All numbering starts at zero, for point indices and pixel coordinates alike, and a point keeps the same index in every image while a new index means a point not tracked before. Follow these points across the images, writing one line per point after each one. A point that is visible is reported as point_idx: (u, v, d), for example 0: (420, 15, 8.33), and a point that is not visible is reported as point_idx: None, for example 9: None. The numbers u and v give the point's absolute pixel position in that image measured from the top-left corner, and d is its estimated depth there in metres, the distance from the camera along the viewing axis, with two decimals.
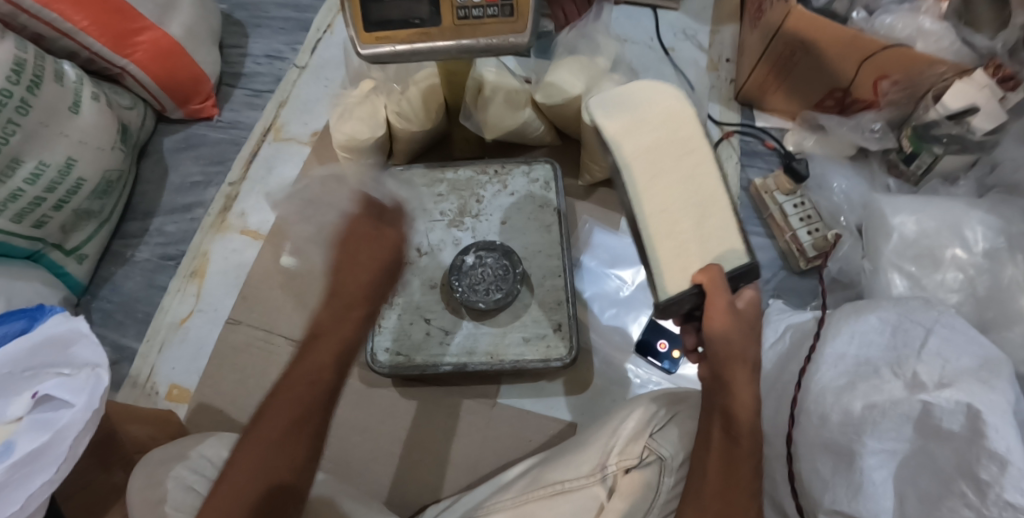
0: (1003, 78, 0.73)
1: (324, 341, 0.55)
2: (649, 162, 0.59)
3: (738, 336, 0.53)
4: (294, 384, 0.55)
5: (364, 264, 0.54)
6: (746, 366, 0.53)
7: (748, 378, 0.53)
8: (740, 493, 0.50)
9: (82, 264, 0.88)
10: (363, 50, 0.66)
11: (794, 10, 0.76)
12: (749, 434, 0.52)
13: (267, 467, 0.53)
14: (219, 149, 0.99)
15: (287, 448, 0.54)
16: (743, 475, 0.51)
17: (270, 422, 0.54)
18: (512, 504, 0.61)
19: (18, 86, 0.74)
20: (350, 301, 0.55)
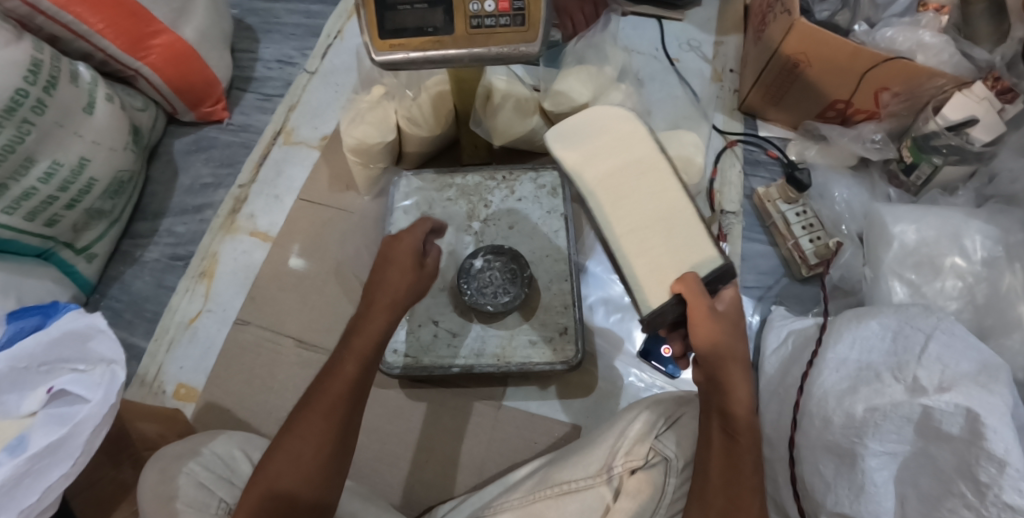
0: (1001, 90, 0.75)
1: (355, 337, 0.58)
2: (613, 185, 0.63)
3: (725, 338, 0.54)
4: (325, 380, 0.57)
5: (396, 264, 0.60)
6: (739, 364, 0.55)
7: (742, 375, 0.55)
8: (745, 490, 0.50)
9: (91, 263, 0.89)
10: (377, 57, 0.67)
11: (797, 24, 0.77)
12: (749, 430, 0.53)
13: (296, 460, 0.54)
14: (229, 152, 1.00)
15: (311, 440, 0.55)
16: (743, 471, 0.51)
17: (301, 415, 0.56)
18: (520, 504, 0.62)
19: (35, 86, 0.76)
20: (381, 299, 0.59)
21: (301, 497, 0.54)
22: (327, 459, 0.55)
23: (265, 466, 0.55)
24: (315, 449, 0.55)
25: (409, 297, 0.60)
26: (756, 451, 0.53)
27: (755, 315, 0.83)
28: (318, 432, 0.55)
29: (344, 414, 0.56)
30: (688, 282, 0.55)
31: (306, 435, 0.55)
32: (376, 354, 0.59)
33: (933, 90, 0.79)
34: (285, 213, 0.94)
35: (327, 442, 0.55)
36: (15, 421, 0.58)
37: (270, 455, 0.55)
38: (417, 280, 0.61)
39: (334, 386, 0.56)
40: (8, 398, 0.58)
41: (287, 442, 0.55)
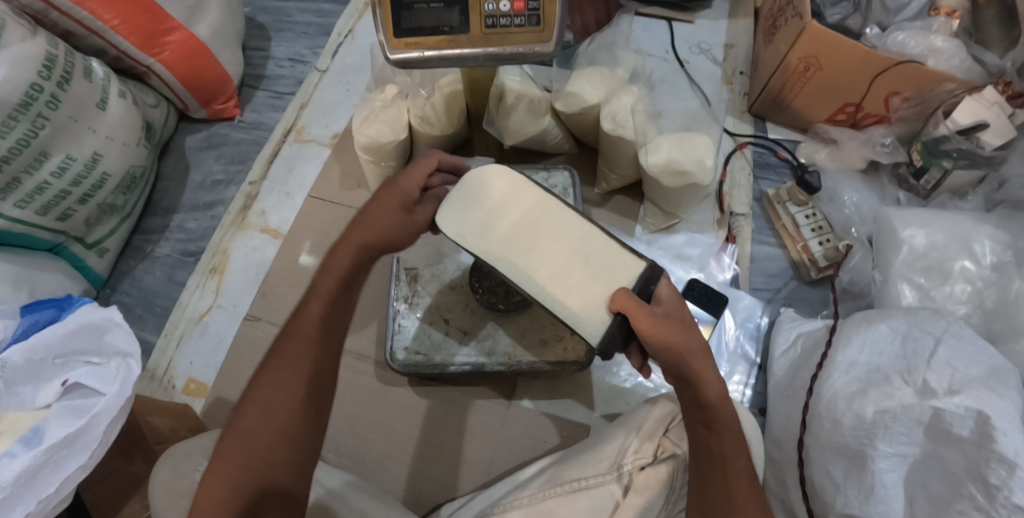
0: (1010, 95, 0.76)
1: (322, 278, 0.59)
2: (516, 242, 0.56)
3: (677, 336, 0.53)
4: (293, 326, 0.57)
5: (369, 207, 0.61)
6: (699, 354, 0.54)
7: (707, 364, 0.54)
8: (739, 480, 0.51)
9: (102, 257, 0.90)
10: (392, 55, 0.68)
11: (808, 27, 0.78)
12: (729, 417, 0.53)
13: (268, 407, 0.54)
14: (240, 149, 1.01)
15: (281, 387, 0.55)
16: (738, 466, 0.52)
17: (271, 364, 0.56)
18: (529, 502, 0.63)
19: (49, 81, 0.76)
20: (349, 241, 0.60)
21: (277, 446, 0.53)
22: (300, 403, 0.54)
23: (237, 420, 0.54)
24: (287, 396, 0.54)
25: (385, 241, 0.60)
26: (736, 428, 0.54)
27: (764, 317, 0.83)
28: (289, 378, 0.55)
29: (316, 355, 0.56)
30: (622, 296, 0.53)
31: (275, 381, 0.55)
32: (345, 294, 0.59)
33: (944, 95, 0.79)
34: (296, 210, 0.94)
35: (298, 386, 0.55)
36: (29, 413, 0.59)
37: (243, 407, 0.55)
38: (401, 224, 0.60)
39: (304, 329, 0.57)
40: (24, 390, 0.59)
41: (258, 391, 0.55)
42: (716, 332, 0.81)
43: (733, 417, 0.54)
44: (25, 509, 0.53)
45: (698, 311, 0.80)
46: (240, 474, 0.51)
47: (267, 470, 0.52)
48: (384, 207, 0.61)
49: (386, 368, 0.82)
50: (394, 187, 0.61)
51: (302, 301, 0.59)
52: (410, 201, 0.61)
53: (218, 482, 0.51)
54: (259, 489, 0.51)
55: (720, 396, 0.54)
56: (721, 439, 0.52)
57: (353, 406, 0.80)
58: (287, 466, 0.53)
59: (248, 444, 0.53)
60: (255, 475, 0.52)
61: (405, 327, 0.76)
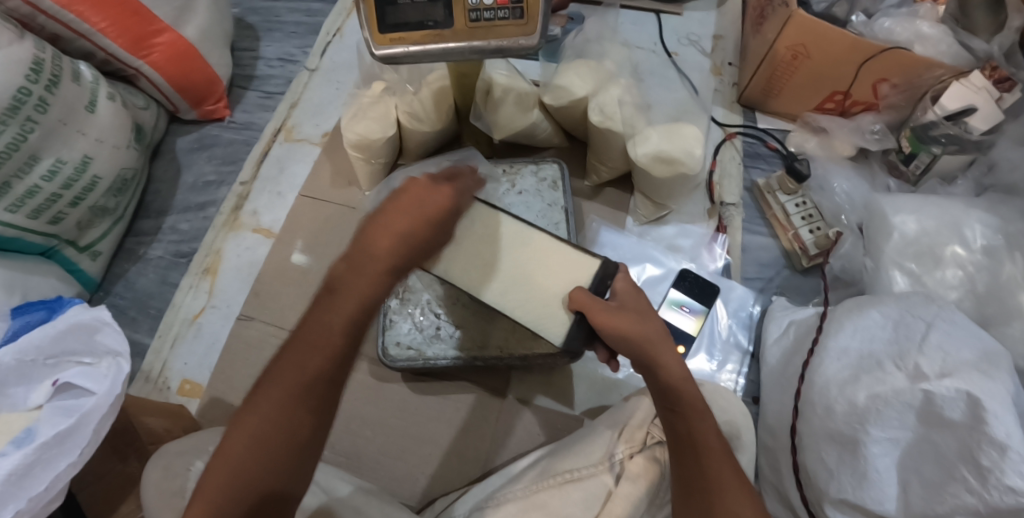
0: (998, 79, 0.75)
1: (341, 301, 0.53)
2: (471, 258, 0.61)
3: (633, 328, 0.56)
4: (299, 349, 0.53)
5: (404, 212, 0.54)
6: (658, 342, 0.57)
7: (668, 351, 0.57)
8: (711, 454, 0.52)
9: (95, 260, 0.90)
10: (378, 51, 0.68)
11: (795, 15, 0.78)
12: (694, 398, 0.55)
13: (264, 432, 0.51)
14: (231, 149, 1.01)
15: (282, 415, 0.51)
16: (712, 444, 0.53)
17: (268, 390, 0.52)
18: (523, 493, 0.63)
19: (37, 84, 0.76)
20: (378, 258, 0.53)
21: (269, 481, 0.50)
22: (298, 438, 0.51)
23: (226, 445, 0.51)
24: (287, 430, 0.51)
25: (417, 258, 0.56)
26: (703, 406, 0.55)
27: (756, 306, 0.83)
28: (288, 412, 0.51)
29: (322, 387, 0.52)
30: (580, 295, 0.57)
31: (273, 412, 0.51)
32: (362, 322, 0.54)
33: (932, 81, 0.79)
34: (288, 210, 0.95)
35: (302, 422, 0.52)
36: (22, 414, 0.59)
37: (233, 434, 0.51)
38: (430, 243, 0.56)
39: (312, 359, 0.52)
40: (16, 391, 0.60)
41: (253, 421, 0.51)
42: (707, 323, 0.81)
43: (698, 396, 0.56)
44: (14, 508, 0.53)
45: (690, 301, 0.81)
46: (224, 497, 0.49)
47: (249, 496, 0.50)
48: (427, 216, 0.55)
49: (379, 365, 0.82)
50: (437, 193, 0.56)
51: (313, 321, 0.54)
52: (450, 213, 0.56)
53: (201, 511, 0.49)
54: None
55: (680, 374, 0.56)
56: (686, 417, 0.54)
57: (348, 402, 0.80)
58: (280, 503, 0.50)
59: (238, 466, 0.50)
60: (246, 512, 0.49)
61: (397, 323, 0.77)
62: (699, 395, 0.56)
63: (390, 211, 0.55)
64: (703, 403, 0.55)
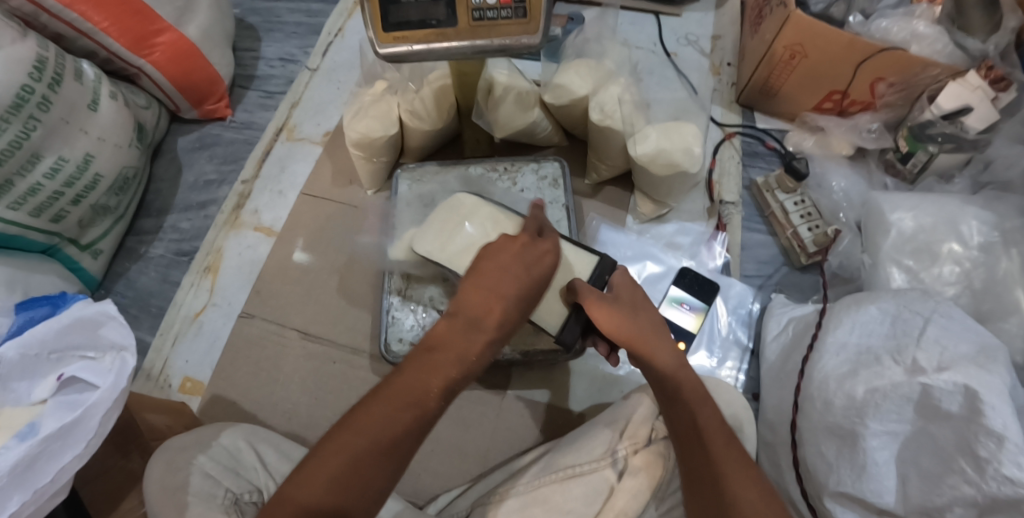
0: (993, 79, 0.78)
1: (446, 357, 0.52)
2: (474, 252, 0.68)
3: (626, 320, 0.57)
4: (392, 400, 0.50)
5: (512, 274, 0.56)
6: (651, 335, 0.57)
7: (661, 343, 0.57)
8: (716, 441, 0.52)
9: (96, 259, 0.90)
10: (382, 50, 0.68)
11: (794, 15, 0.79)
12: (693, 385, 0.56)
13: (341, 486, 0.47)
14: (232, 149, 1.01)
15: (364, 468, 0.48)
16: (717, 432, 0.53)
17: (354, 435, 0.49)
18: (526, 489, 0.63)
19: (40, 82, 0.76)
20: (489, 316, 0.54)
21: None
22: (373, 495, 0.48)
23: (292, 490, 0.47)
24: (363, 484, 0.47)
25: (513, 326, 0.56)
26: (703, 392, 0.56)
27: (755, 304, 0.84)
28: (374, 465, 0.48)
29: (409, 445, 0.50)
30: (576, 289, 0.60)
31: (359, 461, 0.48)
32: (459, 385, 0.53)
33: (928, 80, 0.80)
34: (289, 208, 0.95)
35: (380, 478, 0.48)
36: (25, 409, 0.60)
37: (302, 480, 0.47)
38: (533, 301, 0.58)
39: (408, 411, 0.50)
40: (18, 386, 0.60)
41: (332, 467, 0.47)
42: (707, 320, 0.82)
43: (696, 383, 0.56)
44: (20, 499, 0.54)
45: (690, 297, 0.81)
46: None
47: None
48: (532, 278, 0.56)
49: (381, 362, 0.83)
50: (539, 254, 0.58)
51: (409, 375, 0.51)
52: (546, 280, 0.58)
53: None
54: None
55: (676, 360, 0.56)
56: (686, 407, 0.54)
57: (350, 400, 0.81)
58: None
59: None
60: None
61: (399, 319, 0.77)
62: (697, 381, 0.56)
63: (495, 271, 0.56)
64: (702, 389, 0.56)
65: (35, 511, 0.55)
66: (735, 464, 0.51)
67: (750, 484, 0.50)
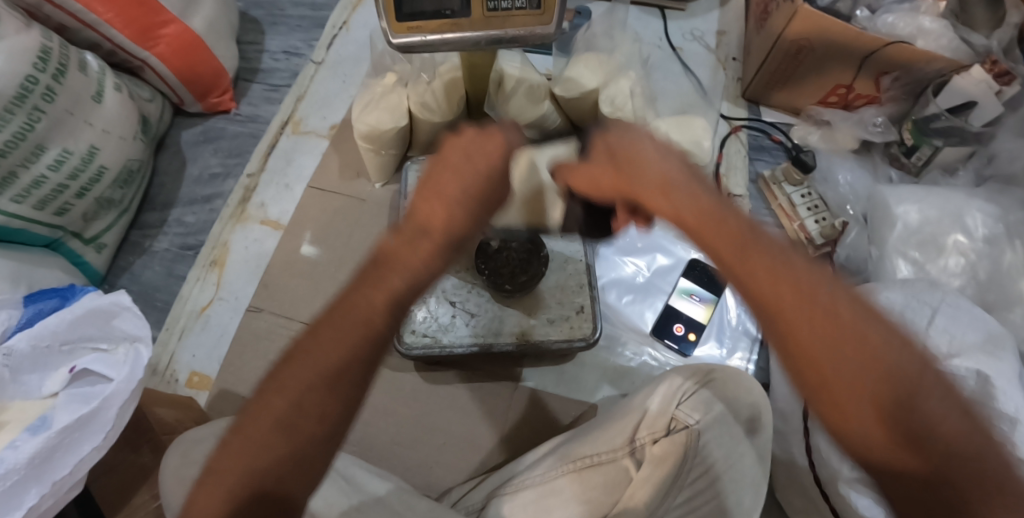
0: (998, 73, 0.77)
1: (391, 270, 0.46)
2: None
3: (601, 173, 0.53)
4: (335, 325, 0.44)
5: (459, 175, 0.49)
6: (637, 171, 0.48)
7: (649, 175, 0.47)
8: (757, 272, 0.40)
9: (100, 253, 0.89)
10: (395, 40, 0.68)
11: (800, 10, 0.80)
12: (714, 217, 0.43)
13: (288, 423, 0.42)
14: (237, 142, 1.00)
15: (309, 402, 0.42)
16: (752, 264, 0.40)
17: (294, 371, 0.43)
18: (541, 479, 0.64)
19: (45, 73, 0.75)
20: (438, 221, 0.47)
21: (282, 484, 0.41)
22: (327, 429, 0.42)
23: (232, 446, 0.42)
24: (311, 418, 0.42)
25: (471, 231, 0.50)
26: (709, 208, 0.44)
27: None
28: (322, 397, 0.42)
29: (359, 373, 0.43)
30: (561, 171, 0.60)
31: (302, 397, 0.42)
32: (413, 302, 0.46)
33: (932, 75, 0.81)
34: (297, 202, 0.94)
35: (330, 409, 0.42)
36: (36, 402, 0.59)
37: (240, 433, 0.42)
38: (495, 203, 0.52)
39: (351, 336, 0.43)
40: (29, 379, 0.59)
41: (272, 406, 0.42)
42: (717, 312, 0.83)
43: (702, 199, 0.44)
44: (39, 491, 0.54)
45: (699, 289, 0.83)
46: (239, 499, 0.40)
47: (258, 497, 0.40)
48: (485, 172, 0.50)
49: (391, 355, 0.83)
50: (486, 146, 0.51)
51: (352, 297, 0.45)
52: (504, 174, 0.52)
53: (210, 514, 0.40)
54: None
55: (663, 179, 0.46)
56: (700, 233, 0.43)
57: None
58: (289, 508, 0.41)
59: (261, 463, 0.41)
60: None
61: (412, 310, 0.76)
62: (704, 197, 0.44)
63: (443, 173, 0.49)
64: (709, 204, 0.44)
65: (54, 502, 0.55)
66: (777, 291, 0.38)
67: (798, 306, 0.38)
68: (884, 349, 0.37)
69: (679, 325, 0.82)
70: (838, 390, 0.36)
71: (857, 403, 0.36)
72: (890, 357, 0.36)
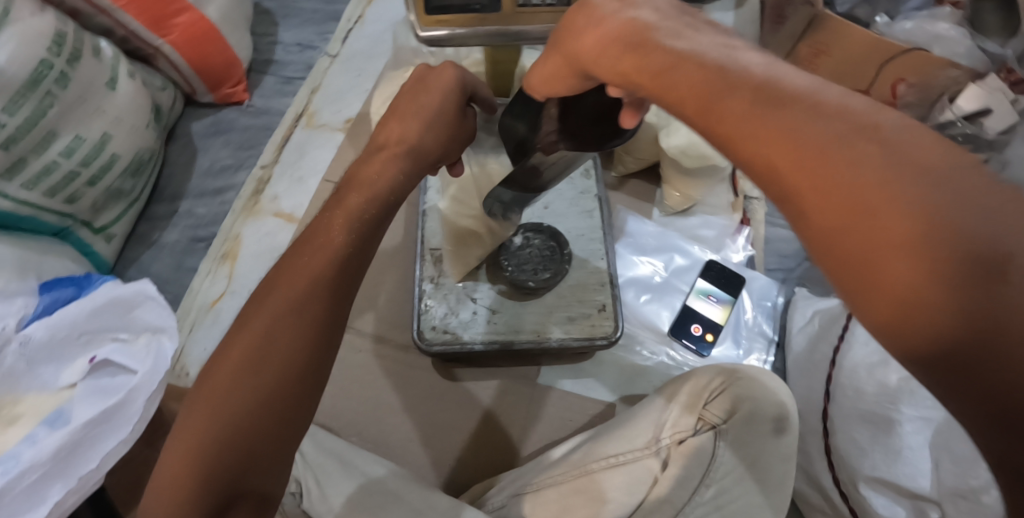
0: (1013, 81, 0.80)
1: (353, 193, 0.48)
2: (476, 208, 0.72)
3: (551, 63, 0.43)
4: (302, 251, 0.45)
5: (413, 101, 0.53)
6: (585, 38, 0.40)
7: (597, 39, 0.39)
8: (730, 116, 0.31)
9: (109, 244, 0.87)
10: (422, 33, 0.64)
11: (818, 14, 0.82)
12: (675, 67, 0.35)
13: (261, 356, 0.42)
14: (249, 134, 0.99)
15: (279, 332, 0.42)
16: (725, 113, 0.31)
17: (261, 311, 0.43)
18: (564, 479, 0.63)
19: (59, 58, 0.74)
20: (394, 142, 0.52)
21: (257, 423, 0.41)
22: (299, 358, 0.42)
23: (206, 391, 0.42)
24: (281, 347, 0.42)
25: (439, 151, 0.53)
26: (678, 63, 0.35)
27: (778, 297, 0.85)
28: (290, 333, 0.42)
29: (326, 294, 0.44)
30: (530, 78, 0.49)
31: (269, 335, 0.42)
32: (374, 224, 0.47)
33: (946, 81, 0.81)
34: (310, 195, 0.93)
35: (299, 337, 0.42)
36: (52, 395, 0.59)
37: (209, 385, 0.42)
38: (454, 124, 0.54)
39: (312, 264, 0.44)
40: (45, 371, 0.59)
41: (241, 348, 0.42)
42: (733, 312, 0.83)
43: (672, 54, 0.35)
44: (64, 488, 0.53)
45: (716, 290, 0.84)
46: (217, 440, 0.40)
47: (235, 437, 0.40)
48: (440, 98, 0.53)
49: (407, 351, 0.82)
50: (440, 77, 0.54)
51: (317, 224, 0.47)
52: (462, 102, 0.55)
53: (188, 456, 0.40)
54: (240, 483, 0.40)
55: (617, 42, 0.38)
56: (672, 101, 0.35)
57: (378, 390, 0.80)
58: (269, 444, 0.41)
59: (234, 400, 0.41)
60: (235, 467, 0.40)
61: (431, 307, 0.75)
62: (681, 50, 0.35)
63: (400, 102, 0.54)
64: (677, 57, 0.35)
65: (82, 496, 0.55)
66: (761, 132, 0.30)
67: (793, 164, 0.28)
68: (900, 181, 0.26)
69: (696, 325, 0.82)
70: (857, 271, 0.26)
71: (885, 287, 0.26)
72: (925, 207, 0.25)
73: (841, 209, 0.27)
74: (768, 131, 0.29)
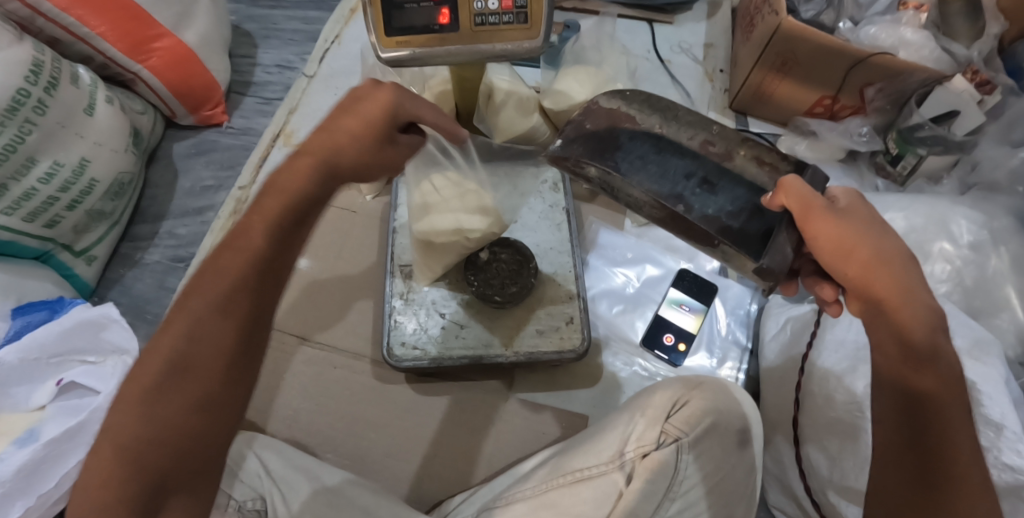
0: (980, 82, 0.80)
1: (266, 197, 0.51)
2: None
3: (851, 236, 0.53)
4: (223, 256, 0.48)
5: (348, 118, 0.55)
6: (892, 261, 0.52)
7: (903, 269, 0.52)
8: (938, 367, 0.49)
9: (90, 265, 0.88)
10: (384, 55, 0.61)
11: (783, 22, 0.81)
12: (929, 329, 0.50)
13: (184, 357, 0.45)
14: (230, 154, 1.01)
15: (204, 335, 0.46)
16: (936, 367, 0.49)
17: (183, 309, 0.46)
18: (535, 493, 0.63)
19: (36, 86, 0.76)
20: (309, 153, 0.53)
21: (191, 425, 0.44)
22: (224, 362, 0.46)
23: (127, 392, 0.44)
24: (211, 348, 0.46)
25: (357, 168, 0.54)
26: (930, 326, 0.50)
27: (752, 304, 0.85)
28: (213, 331, 0.46)
29: (249, 303, 0.48)
30: (800, 195, 0.54)
31: (194, 335, 0.45)
32: (292, 230, 0.51)
33: (916, 84, 0.81)
34: None
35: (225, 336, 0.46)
36: (23, 415, 0.61)
37: (132, 383, 0.44)
38: (382, 150, 0.56)
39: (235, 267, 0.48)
40: (18, 391, 0.61)
41: (163, 351, 0.45)
42: (706, 321, 0.83)
43: (926, 317, 0.50)
44: (24, 504, 0.56)
45: (689, 299, 0.84)
46: (139, 438, 0.42)
47: (171, 438, 0.43)
48: (377, 117, 0.55)
49: (382, 367, 0.83)
50: (374, 99, 0.55)
51: (234, 233, 0.50)
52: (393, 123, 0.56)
53: (110, 454, 0.42)
54: (169, 480, 0.43)
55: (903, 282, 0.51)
56: (901, 319, 0.50)
57: (353, 405, 0.80)
58: (198, 449, 0.44)
59: (160, 403, 0.43)
60: (168, 466, 0.43)
61: (402, 323, 0.76)
62: (931, 320, 0.51)
63: (343, 117, 0.55)
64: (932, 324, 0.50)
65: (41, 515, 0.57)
66: (936, 377, 0.48)
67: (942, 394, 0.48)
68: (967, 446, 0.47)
69: (669, 334, 0.82)
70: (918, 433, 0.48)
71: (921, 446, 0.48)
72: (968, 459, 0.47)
73: (948, 432, 0.47)
74: (954, 396, 0.49)
